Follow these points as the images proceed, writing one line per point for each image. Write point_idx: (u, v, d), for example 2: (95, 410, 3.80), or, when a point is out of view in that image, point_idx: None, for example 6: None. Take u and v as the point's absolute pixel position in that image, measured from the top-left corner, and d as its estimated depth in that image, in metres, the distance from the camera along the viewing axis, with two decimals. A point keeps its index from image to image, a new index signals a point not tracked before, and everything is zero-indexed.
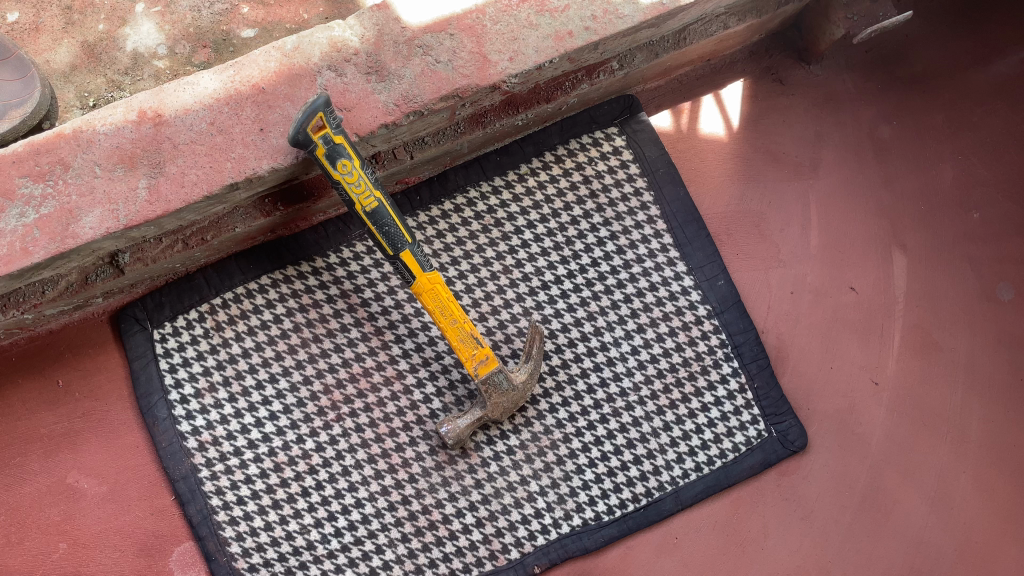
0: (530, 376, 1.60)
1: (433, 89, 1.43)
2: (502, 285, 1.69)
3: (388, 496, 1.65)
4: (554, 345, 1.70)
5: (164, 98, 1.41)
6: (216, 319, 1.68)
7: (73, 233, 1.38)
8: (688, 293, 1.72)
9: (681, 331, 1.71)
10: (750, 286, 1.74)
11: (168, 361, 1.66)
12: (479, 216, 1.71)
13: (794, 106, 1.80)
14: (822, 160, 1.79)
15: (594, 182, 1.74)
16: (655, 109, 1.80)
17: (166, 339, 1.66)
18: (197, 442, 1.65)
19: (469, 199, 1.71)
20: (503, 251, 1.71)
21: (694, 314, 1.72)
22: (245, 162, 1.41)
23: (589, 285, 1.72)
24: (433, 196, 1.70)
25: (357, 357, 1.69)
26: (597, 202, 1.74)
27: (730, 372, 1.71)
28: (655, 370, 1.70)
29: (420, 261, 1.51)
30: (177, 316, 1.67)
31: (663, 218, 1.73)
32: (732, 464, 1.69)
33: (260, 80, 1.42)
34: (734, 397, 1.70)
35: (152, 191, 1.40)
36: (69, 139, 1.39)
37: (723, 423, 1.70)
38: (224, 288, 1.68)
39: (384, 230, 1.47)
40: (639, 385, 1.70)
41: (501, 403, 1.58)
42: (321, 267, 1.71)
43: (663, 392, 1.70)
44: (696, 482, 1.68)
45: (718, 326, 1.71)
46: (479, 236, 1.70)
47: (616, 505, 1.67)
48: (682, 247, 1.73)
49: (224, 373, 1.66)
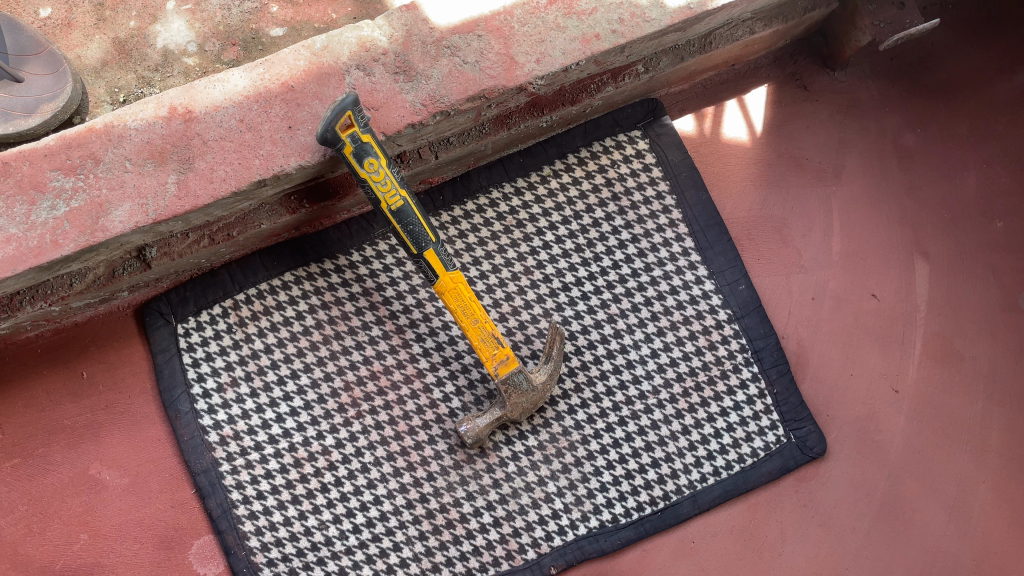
0: (549, 377, 1.61)
1: (460, 89, 1.44)
2: (523, 286, 1.70)
3: (407, 494, 1.66)
4: (574, 347, 1.70)
5: (195, 95, 1.43)
6: (239, 315, 1.69)
7: (103, 226, 1.40)
8: (708, 298, 1.72)
9: (702, 335, 1.72)
10: (771, 292, 1.74)
11: (191, 356, 1.67)
12: (501, 216, 1.72)
13: (817, 112, 1.80)
14: (845, 167, 1.79)
15: (617, 185, 1.74)
16: (679, 112, 1.80)
17: (189, 334, 1.68)
18: (219, 437, 1.66)
19: (491, 200, 1.72)
20: (525, 252, 1.71)
21: (714, 318, 1.72)
22: (273, 160, 1.43)
23: (609, 287, 1.72)
24: (456, 196, 1.71)
25: (377, 355, 1.70)
26: (619, 205, 1.74)
27: (749, 377, 1.71)
28: (674, 374, 1.70)
29: (444, 261, 1.52)
30: (201, 311, 1.69)
31: (685, 222, 1.74)
32: (750, 469, 1.69)
33: (289, 78, 1.43)
34: (754, 402, 1.70)
35: (181, 186, 1.41)
36: (101, 134, 1.41)
37: (743, 428, 1.70)
38: (248, 285, 1.70)
39: (408, 229, 1.48)
40: (658, 388, 1.70)
41: (520, 405, 1.59)
42: (343, 265, 1.72)
43: (682, 396, 1.70)
44: (715, 486, 1.68)
45: (739, 331, 1.72)
46: (501, 237, 1.71)
47: (633, 508, 1.67)
48: (703, 251, 1.73)
49: (246, 368, 1.68)
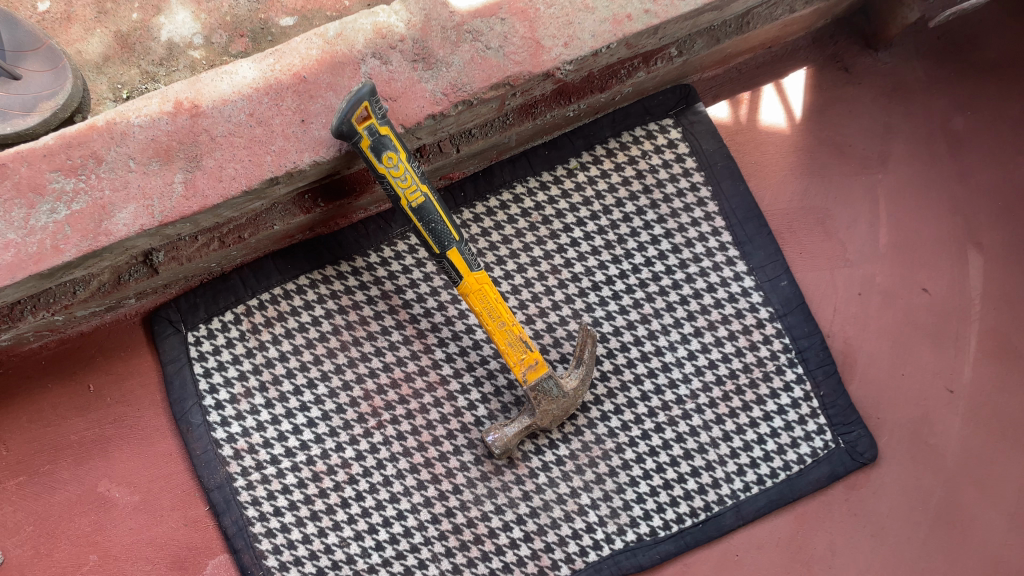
0: (581, 382, 1.51)
1: (483, 76, 1.35)
2: (549, 286, 1.61)
3: (432, 508, 1.56)
4: (606, 350, 1.60)
5: (201, 88, 1.34)
6: (252, 322, 1.61)
7: (106, 230, 1.32)
8: (748, 295, 1.62)
9: (742, 335, 1.62)
10: (815, 287, 1.64)
11: (202, 365, 1.59)
12: (526, 213, 1.62)
13: (860, 96, 1.69)
14: (891, 154, 1.68)
15: (648, 177, 1.64)
16: (713, 100, 1.69)
17: (200, 342, 1.59)
18: (233, 450, 1.57)
19: (515, 195, 1.62)
20: (551, 251, 1.62)
21: (755, 317, 1.62)
22: (286, 156, 1.34)
23: (641, 285, 1.62)
24: (478, 192, 1.62)
25: (398, 361, 1.61)
26: (651, 198, 1.64)
27: (794, 379, 1.60)
28: (713, 377, 1.61)
29: (468, 261, 1.43)
30: (212, 317, 1.60)
31: (722, 215, 1.64)
32: (797, 476, 1.58)
33: (301, 69, 1.33)
34: (799, 405, 1.60)
35: (189, 186, 1.33)
36: (102, 132, 1.31)
37: (788, 433, 1.59)
38: (261, 289, 1.61)
39: (431, 227, 1.39)
40: (696, 392, 1.60)
41: (550, 413, 1.50)
42: (361, 267, 1.63)
43: (723, 400, 1.60)
44: (759, 496, 1.58)
45: (781, 329, 1.61)
46: (526, 234, 1.62)
47: (673, 520, 1.57)
48: (742, 246, 1.63)
49: (261, 378, 1.59)
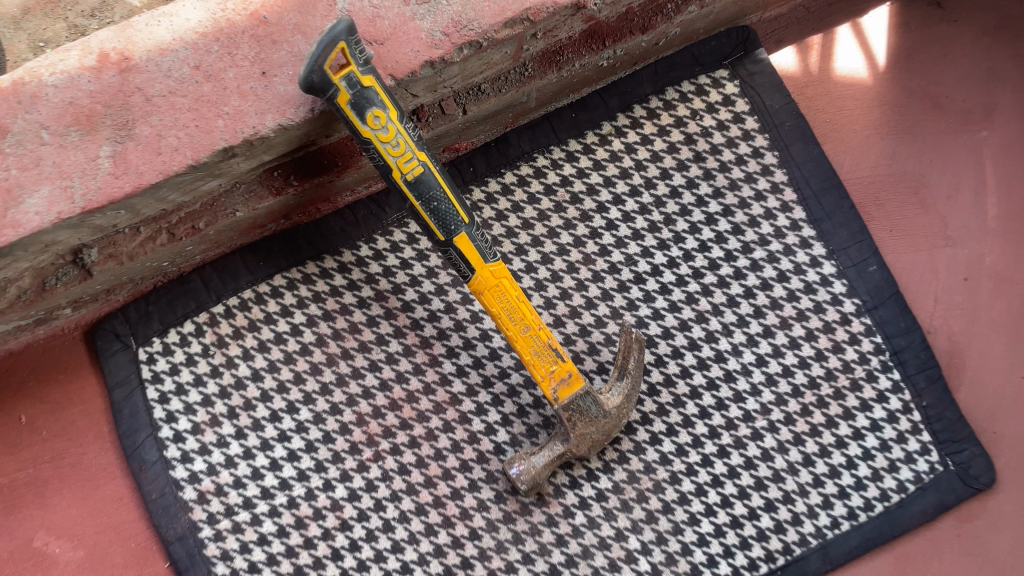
0: (625, 398, 1.21)
1: (494, 10, 1.05)
2: (582, 280, 1.31)
3: (443, 558, 1.25)
4: (654, 357, 1.30)
5: (133, 35, 1.05)
6: (217, 333, 1.31)
7: (12, 221, 1.01)
8: (828, 284, 1.31)
9: (821, 334, 1.31)
10: (909, 273, 1.33)
11: (157, 389, 1.29)
12: (551, 190, 1.33)
13: (956, 36, 1.38)
14: (998, 105, 1.36)
15: (699, 142, 1.34)
16: (776, 46, 1.39)
17: (154, 360, 1.30)
18: (196, 493, 1.27)
19: (537, 169, 1.33)
20: (583, 236, 1.32)
21: (837, 311, 1.31)
22: (244, 119, 1.03)
23: (695, 276, 1.32)
24: (491, 166, 1.32)
25: (398, 377, 1.31)
26: (704, 168, 1.34)
27: (889, 388, 1.30)
28: (789, 387, 1.30)
29: (481, 251, 1.11)
30: (168, 330, 1.30)
31: (791, 185, 1.33)
32: (897, 509, 1.27)
33: (260, 7, 1.04)
34: (896, 420, 1.29)
35: (118, 161, 1.03)
36: (7, 94, 1.01)
37: (883, 455, 1.29)
38: (228, 293, 1.31)
39: (432, 206, 1.07)
40: (768, 406, 1.29)
41: (588, 439, 1.19)
42: (349, 262, 1.33)
43: (801, 416, 1.29)
44: (851, 534, 1.26)
45: (871, 326, 1.31)
46: (552, 216, 1.32)
47: (744, 566, 1.25)
48: (818, 224, 1.32)
49: (229, 403, 1.29)
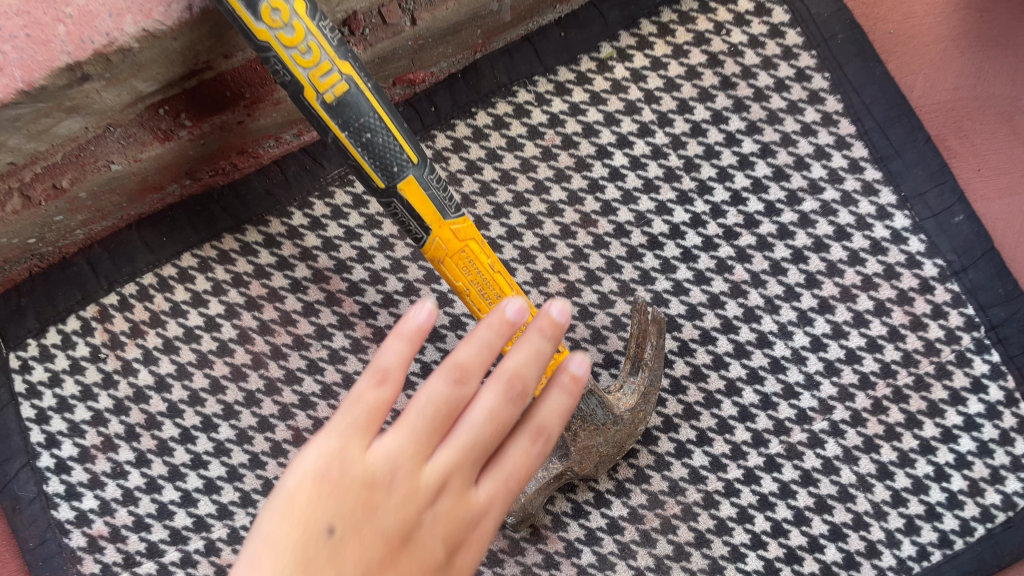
0: (642, 400, 0.91)
1: None
2: (580, 247, 1.01)
3: None
4: (677, 343, 1.00)
5: None
6: (111, 332, 1.01)
7: None
8: (900, 242, 1.01)
9: (895, 307, 1.00)
10: (1005, 224, 1.02)
11: (34, 407, 1.00)
12: (535, 133, 1.03)
13: None
14: None
15: (727, 64, 1.04)
16: None
17: (29, 369, 1.01)
18: (86, 539, 0.98)
19: (518, 106, 1.03)
20: (580, 190, 1.03)
21: (915, 276, 1.00)
22: (93, 22, 0.74)
23: (727, 236, 1.02)
24: (457, 105, 1.02)
25: (345, 381, 1.01)
26: (734, 97, 1.04)
27: (987, 373, 0.99)
28: (855, 378, 0.99)
29: (437, 204, 0.81)
30: (46, 329, 1.01)
31: (847, 114, 1.02)
32: (1005, 532, 0.96)
33: None
34: (999, 415, 0.98)
35: None
36: None
37: (984, 461, 0.97)
38: (123, 279, 1.01)
39: (363, 139, 0.76)
40: (829, 403, 0.99)
41: (594, 454, 0.89)
42: (279, 234, 1.03)
43: (873, 414, 0.98)
44: (946, 568, 0.95)
45: (959, 294, 1.00)
46: (538, 167, 1.03)
47: None
48: (884, 163, 1.01)
49: (127, 420, 1.00)
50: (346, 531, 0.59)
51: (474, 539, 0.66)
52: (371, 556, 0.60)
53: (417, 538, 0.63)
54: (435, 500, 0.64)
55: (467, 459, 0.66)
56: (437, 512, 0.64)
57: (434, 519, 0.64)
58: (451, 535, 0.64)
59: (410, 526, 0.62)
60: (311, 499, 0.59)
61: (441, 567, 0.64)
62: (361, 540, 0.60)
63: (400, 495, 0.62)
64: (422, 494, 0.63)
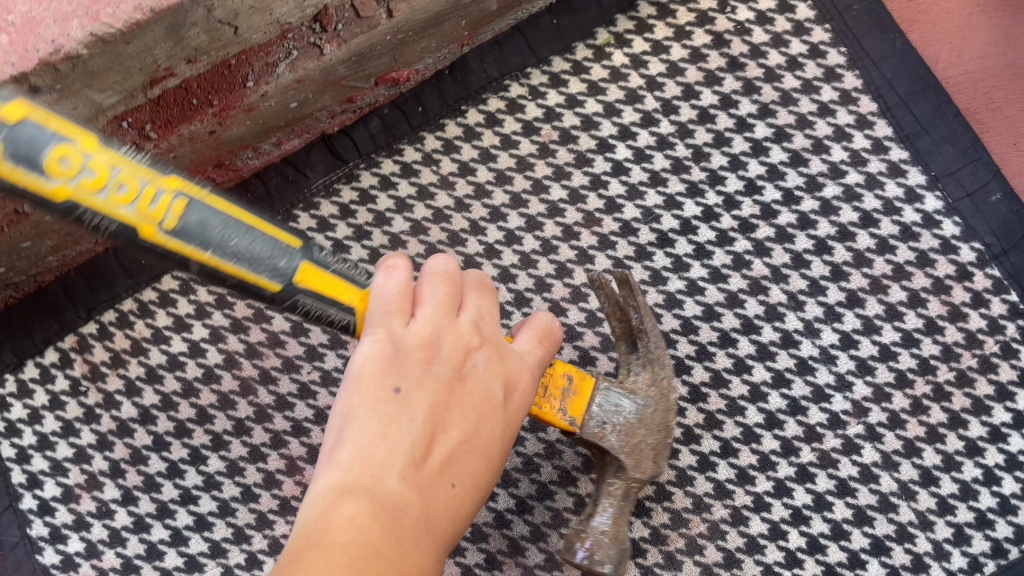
0: (657, 370, 0.80)
1: None
2: (585, 249, 0.94)
3: None
4: (695, 347, 0.92)
5: None
6: (91, 363, 0.96)
7: None
8: (933, 226, 0.93)
9: (931, 297, 0.92)
10: None
11: (14, 446, 0.94)
12: (531, 130, 0.97)
13: None
14: None
15: (734, 44, 0.97)
16: None
17: (7, 407, 0.95)
18: None
19: (511, 101, 0.97)
20: (582, 188, 0.95)
21: (951, 263, 0.92)
22: (38, 28, 0.68)
23: (743, 229, 0.94)
24: (446, 104, 0.96)
25: None
26: (743, 79, 0.96)
27: None
28: (891, 377, 0.91)
29: (347, 278, 0.66)
30: (24, 363, 0.95)
31: (867, 90, 0.95)
32: None
33: None
34: None
35: None
36: None
37: None
38: (102, 307, 0.96)
39: (230, 248, 0.60)
40: (864, 405, 0.90)
41: (648, 447, 0.77)
42: None
43: (914, 415, 0.90)
44: None
45: (1001, 280, 0.91)
46: (535, 165, 0.96)
47: None
48: (910, 141, 0.94)
49: (112, 456, 0.94)
50: (410, 388, 0.57)
51: (527, 384, 0.64)
52: (435, 403, 0.57)
53: (472, 381, 0.60)
54: (485, 341, 0.62)
55: (486, 314, 0.63)
56: (487, 353, 0.61)
57: (484, 364, 0.61)
58: (506, 368, 0.62)
59: (464, 369, 0.60)
60: (374, 375, 0.57)
61: (502, 405, 0.61)
62: (425, 392, 0.57)
63: (449, 348, 0.60)
64: (467, 342, 0.61)
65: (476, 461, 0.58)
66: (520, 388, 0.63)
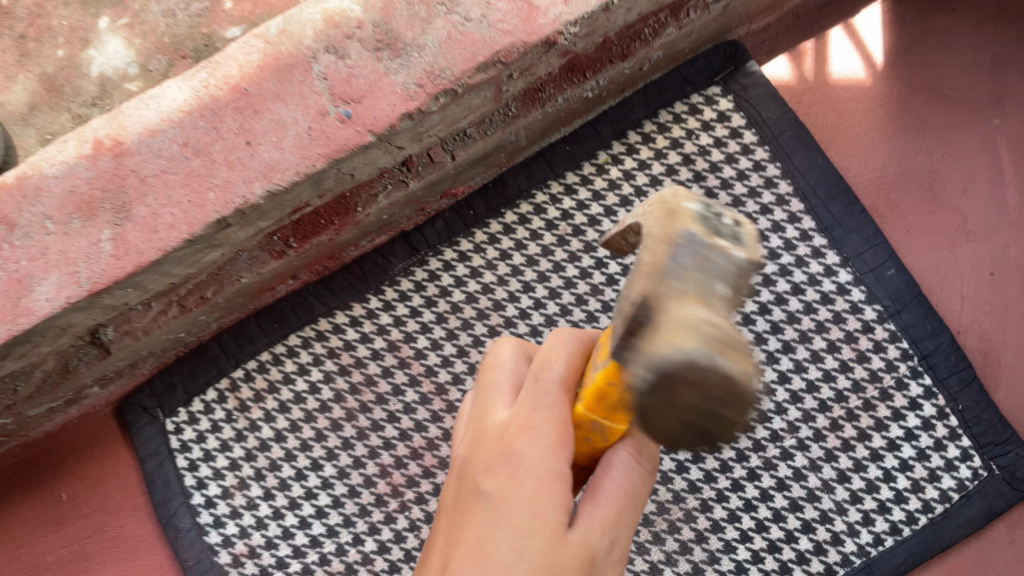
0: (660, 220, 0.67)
1: (465, 57, 1.05)
2: (591, 311, 1.30)
3: None
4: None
5: (123, 120, 1.07)
6: (239, 398, 1.33)
7: (26, 308, 1.06)
8: (846, 293, 1.26)
9: (844, 344, 1.26)
10: (931, 273, 1.28)
11: (186, 458, 1.32)
12: (552, 226, 1.33)
13: (958, 24, 1.33)
14: (1010, 88, 1.31)
15: (698, 161, 1.32)
16: (768, 55, 1.33)
17: (181, 430, 1.33)
18: (231, 557, 1.29)
19: (536, 205, 1.33)
20: (589, 267, 1.32)
21: (858, 320, 1.26)
22: (232, 190, 1.06)
23: None
24: (490, 208, 1.33)
25: (417, 426, 1.31)
26: (705, 187, 1.32)
27: (921, 394, 1.24)
28: (816, 403, 1.25)
29: None
30: (192, 399, 1.33)
31: (798, 196, 1.29)
32: (943, 520, 1.22)
33: (241, 79, 1.06)
34: (932, 427, 1.24)
35: (119, 243, 1.06)
36: (13, 191, 1.06)
37: (922, 465, 1.23)
38: (247, 357, 1.33)
39: None
40: (795, 424, 1.25)
41: (710, 280, 0.62)
42: (361, 316, 1.34)
43: (832, 431, 1.24)
44: (896, 549, 1.22)
45: (895, 332, 1.25)
46: (554, 251, 1.33)
47: None
48: (830, 232, 1.27)
49: (256, 465, 1.32)
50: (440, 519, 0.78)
51: (515, 450, 0.72)
52: (449, 517, 0.75)
53: (466, 484, 0.75)
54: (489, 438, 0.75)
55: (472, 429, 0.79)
56: (476, 451, 0.76)
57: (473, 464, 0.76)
58: (494, 458, 0.73)
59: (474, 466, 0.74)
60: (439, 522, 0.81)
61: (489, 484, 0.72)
62: (445, 516, 0.77)
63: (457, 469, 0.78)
64: (461, 462, 0.78)
65: (476, 540, 0.70)
66: (504, 461, 0.72)
